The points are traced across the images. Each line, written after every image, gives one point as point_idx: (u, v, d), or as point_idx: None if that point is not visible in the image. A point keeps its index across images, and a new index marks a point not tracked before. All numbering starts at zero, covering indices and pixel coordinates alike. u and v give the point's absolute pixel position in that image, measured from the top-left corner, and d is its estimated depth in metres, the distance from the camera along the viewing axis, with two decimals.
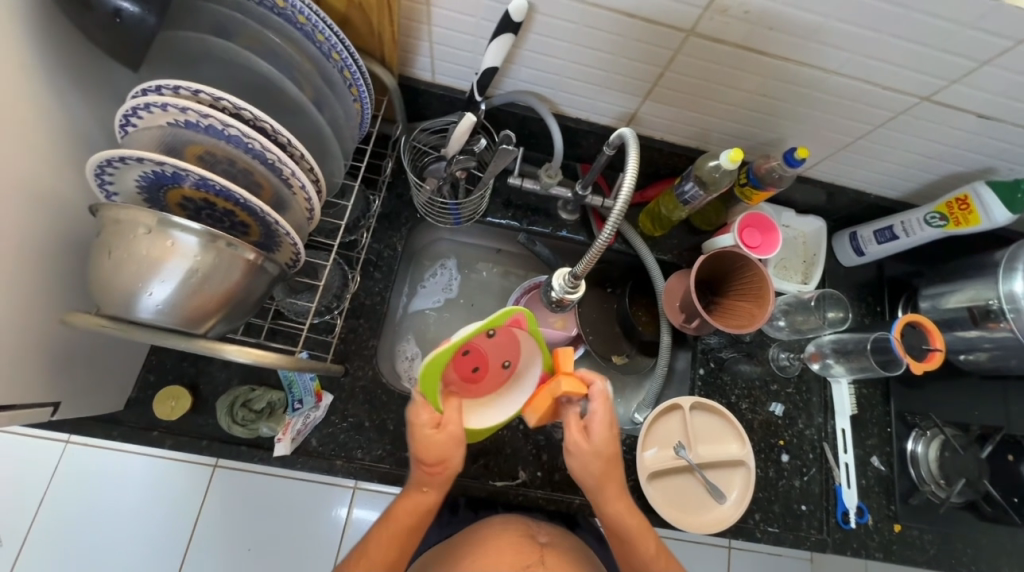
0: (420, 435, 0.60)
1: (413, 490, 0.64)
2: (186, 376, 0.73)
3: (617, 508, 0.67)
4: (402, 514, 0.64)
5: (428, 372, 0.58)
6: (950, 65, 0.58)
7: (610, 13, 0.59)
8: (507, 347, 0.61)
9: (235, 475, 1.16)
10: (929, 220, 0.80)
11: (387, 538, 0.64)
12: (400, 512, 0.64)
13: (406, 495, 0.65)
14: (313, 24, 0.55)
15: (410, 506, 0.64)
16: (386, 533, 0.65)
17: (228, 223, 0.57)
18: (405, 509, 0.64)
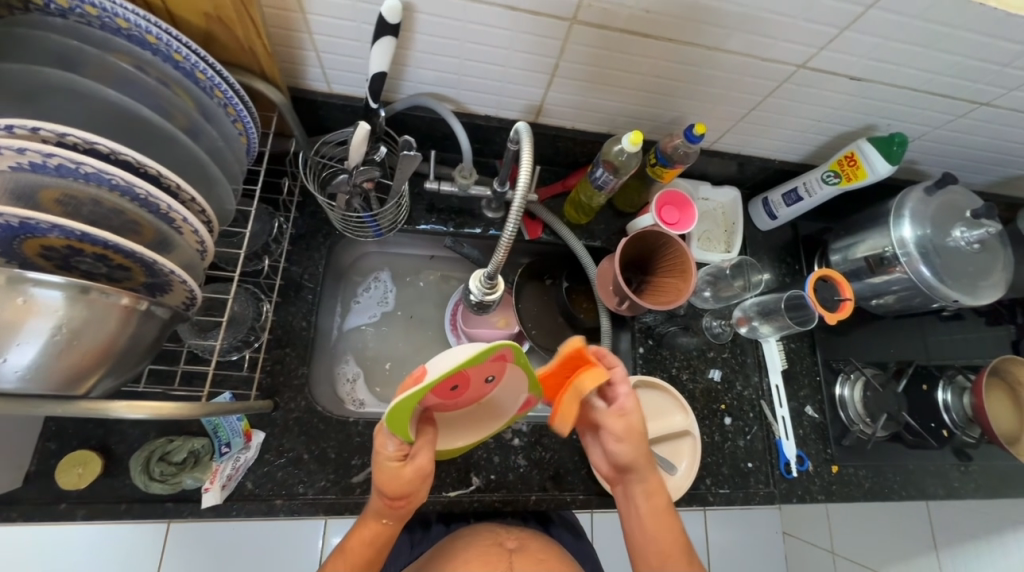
0: (383, 469, 0.57)
1: (370, 519, 0.63)
2: (94, 438, 0.67)
3: (653, 505, 0.67)
4: (360, 541, 0.62)
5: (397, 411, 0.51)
6: (816, 33, 0.62)
7: (491, 8, 0.59)
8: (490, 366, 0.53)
9: (191, 530, 1.09)
10: (826, 178, 0.85)
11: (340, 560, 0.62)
12: (355, 539, 0.63)
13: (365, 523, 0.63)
14: (166, 44, 0.50)
15: (366, 534, 0.62)
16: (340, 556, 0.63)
17: (105, 269, 0.52)
18: (361, 536, 0.62)
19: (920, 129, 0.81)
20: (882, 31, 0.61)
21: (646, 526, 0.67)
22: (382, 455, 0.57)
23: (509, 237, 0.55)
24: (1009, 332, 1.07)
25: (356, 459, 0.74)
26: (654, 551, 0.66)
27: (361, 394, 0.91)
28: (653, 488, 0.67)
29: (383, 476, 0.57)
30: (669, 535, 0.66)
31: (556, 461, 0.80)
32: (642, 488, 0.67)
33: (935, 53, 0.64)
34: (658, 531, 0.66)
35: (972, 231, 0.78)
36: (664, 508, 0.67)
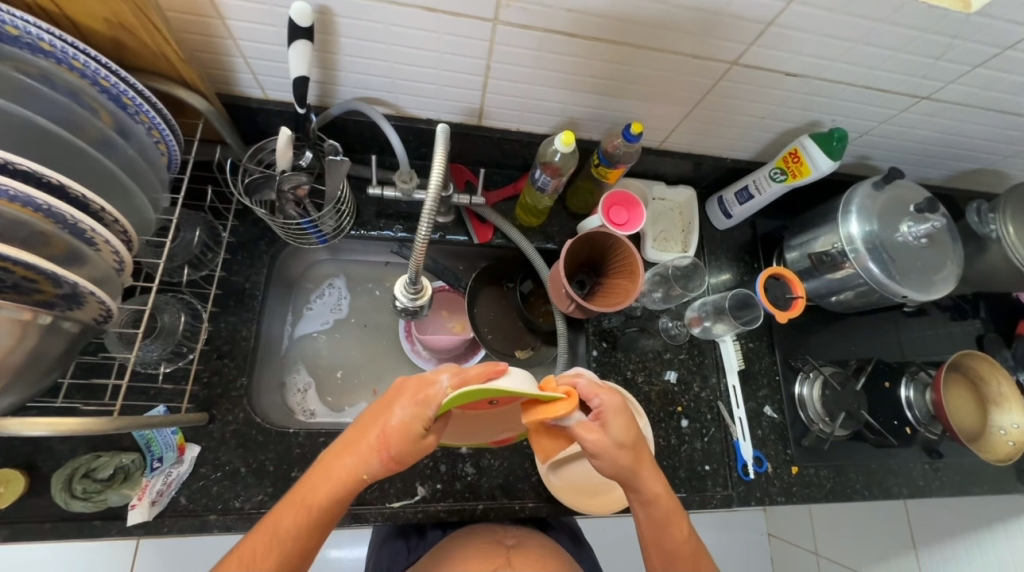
0: (408, 417, 0.52)
1: (343, 462, 0.54)
2: (20, 455, 0.65)
3: (663, 504, 0.63)
4: (323, 488, 0.54)
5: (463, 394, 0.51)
6: (742, 30, 0.61)
7: (410, 10, 0.58)
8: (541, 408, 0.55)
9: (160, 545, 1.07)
10: (773, 176, 0.84)
11: (291, 507, 0.54)
12: (320, 483, 0.54)
13: (339, 467, 0.54)
14: (62, 51, 0.49)
15: (332, 481, 0.54)
16: (292, 499, 0.54)
17: (5, 282, 0.47)
18: (325, 480, 0.54)
19: (865, 124, 0.80)
20: (807, 26, 0.60)
21: (658, 527, 0.63)
22: (415, 407, 0.53)
23: (423, 238, 0.54)
24: (975, 326, 1.06)
25: (296, 472, 0.72)
26: (668, 545, 0.63)
27: (311, 404, 0.89)
28: (661, 485, 0.63)
29: (402, 425, 0.52)
30: (680, 524, 0.64)
31: (505, 468, 0.79)
32: (652, 491, 0.62)
33: (865, 47, 0.64)
34: (672, 527, 0.63)
35: (920, 225, 0.78)
36: (671, 499, 0.64)
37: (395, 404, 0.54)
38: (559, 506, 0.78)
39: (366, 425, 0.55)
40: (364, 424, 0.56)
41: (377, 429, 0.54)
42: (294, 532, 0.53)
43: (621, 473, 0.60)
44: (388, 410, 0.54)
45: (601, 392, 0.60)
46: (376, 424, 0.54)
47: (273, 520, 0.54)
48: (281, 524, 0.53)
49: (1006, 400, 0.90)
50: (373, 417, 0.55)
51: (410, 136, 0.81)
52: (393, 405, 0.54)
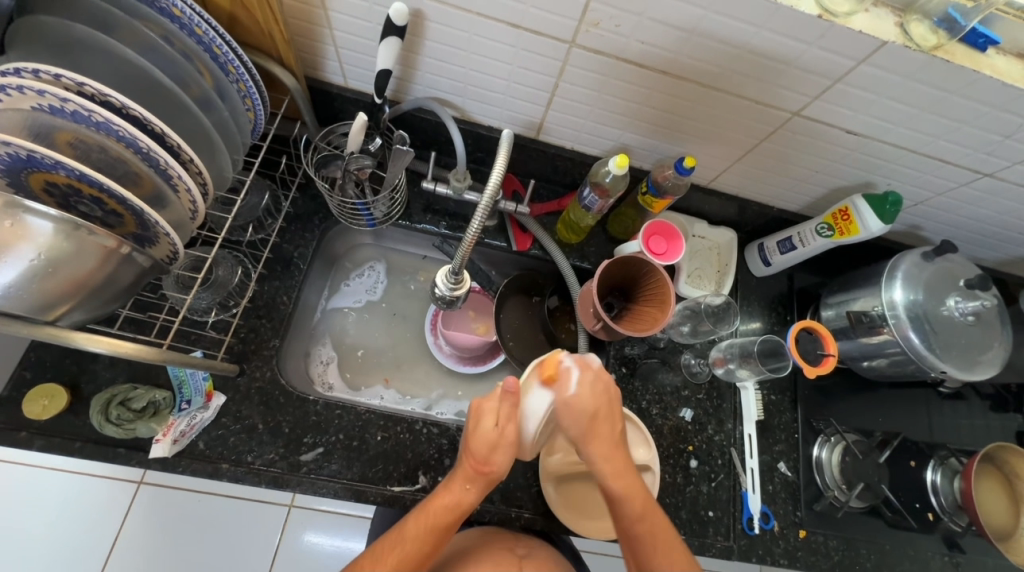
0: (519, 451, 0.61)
1: (460, 494, 0.61)
2: (68, 374, 0.70)
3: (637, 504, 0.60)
4: (453, 511, 0.60)
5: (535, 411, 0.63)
6: (810, 83, 0.62)
7: (496, 23, 0.62)
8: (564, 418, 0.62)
9: (160, 496, 1.02)
10: (820, 230, 0.84)
11: (429, 535, 0.59)
12: (451, 501, 0.61)
13: (462, 500, 0.61)
14: (189, 18, 0.55)
15: (461, 509, 0.61)
16: (429, 518, 0.60)
17: (100, 213, 0.56)
18: (455, 510, 0.60)
19: (921, 193, 0.80)
20: (875, 88, 0.61)
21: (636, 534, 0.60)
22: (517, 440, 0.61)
23: (473, 230, 0.58)
24: (1015, 421, 1.01)
25: (308, 438, 0.74)
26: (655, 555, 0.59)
27: (330, 377, 0.92)
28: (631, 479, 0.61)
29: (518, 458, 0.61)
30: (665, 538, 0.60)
31: (507, 475, 0.78)
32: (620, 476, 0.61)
33: (932, 117, 0.64)
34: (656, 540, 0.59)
35: (967, 302, 0.76)
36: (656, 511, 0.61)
37: (510, 442, 0.60)
38: (555, 523, 0.77)
39: (478, 471, 0.61)
40: (474, 468, 0.61)
41: (498, 469, 0.60)
42: (429, 554, 0.59)
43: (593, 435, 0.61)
44: (498, 455, 0.60)
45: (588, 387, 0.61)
46: (495, 461, 0.60)
47: (408, 545, 0.58)
48: (419, 553, 0.58)
49: None
50: (485, 457, 0.60)
51: (470, 140, 0.85)
52: (499, 447, 0.60)
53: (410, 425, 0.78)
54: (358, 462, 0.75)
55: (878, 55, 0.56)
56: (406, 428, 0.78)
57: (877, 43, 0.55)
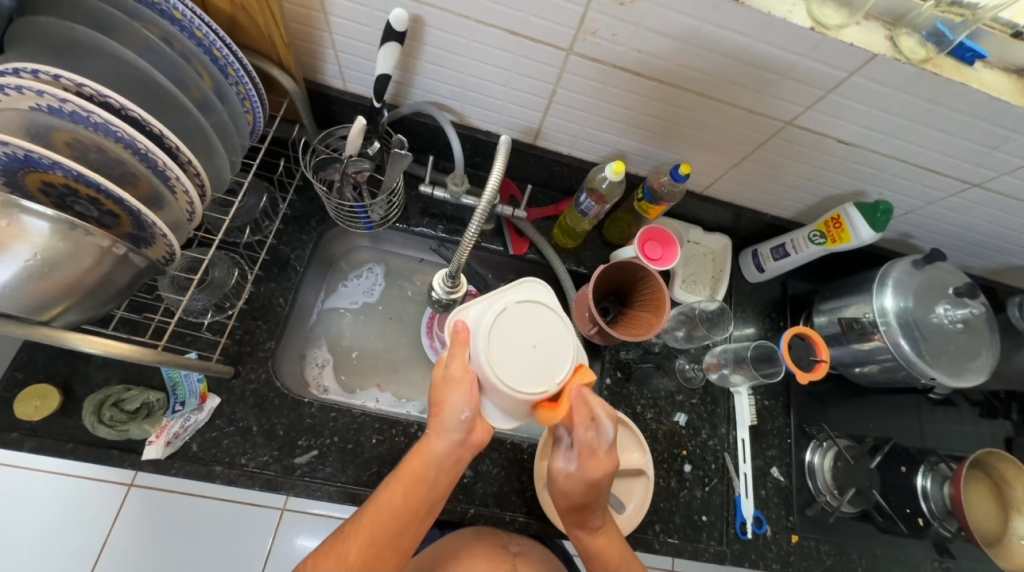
0: (473, 380, 0.56)
1: (424, 442, 0.58)
2: (60, 375, 0.70)
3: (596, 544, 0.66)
4: (421, 465, 0.58)
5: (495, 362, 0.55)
6: (803, 93, 0.63)
7: (494, 30, 0.63)
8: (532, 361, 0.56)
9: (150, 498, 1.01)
10: (813, 238, 0.85)
11: (402, 492, 0.57)
12: (420, 457, 0.58)
13: (431, 454, 0.58)
14: (190, 20, 0.56)
15: (428, 459, 0.58)
16: (396, 479, 0.58)
17: (96, 213, 0.56)
18: (421, 460, 0.58)
19: (912, 202, 0.81)
20: (866, 99, 0.62)
21: (590, 558, 0.65)
22: (472, 380, 0.56)
23: (471, 235, 0.58)
24: (1005, 427, 1.03)
25: (302, 441, 0.74)
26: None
27: (325, 380, 0.92)
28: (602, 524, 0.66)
29: (473, 396, 0.56)
30: (616, 558, 0.65)
31: (502, 478, 0.79)
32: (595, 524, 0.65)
33: (923, 128, 0.65)
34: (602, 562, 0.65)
35: (957, 310, 0.77)
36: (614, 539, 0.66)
37: (461, 375, 0.57)
38: (549, 527, 0.77)
39: (437, 416, 0.58)
40: (433, 416, 0.58)
41: (452, 409, 0.56)
42: (400, 510, 0.57)
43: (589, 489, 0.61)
44: (449, 392, 0.57)
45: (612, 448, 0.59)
46: (447, 402, 0.56)
47: (381, 505, 0.57)
48: (395, 511, 0.57)
49: None
50: (439, 398, 0.57)
51: (467, 144, 0.85)
52: (449, 385, 0.57)
53: (405, 428, 0.78)
54: (353, 465, 0.74)
55: (869, 68, 0.58)
56: (401, 430, 0.78)
57: (867, 56, 0.56)
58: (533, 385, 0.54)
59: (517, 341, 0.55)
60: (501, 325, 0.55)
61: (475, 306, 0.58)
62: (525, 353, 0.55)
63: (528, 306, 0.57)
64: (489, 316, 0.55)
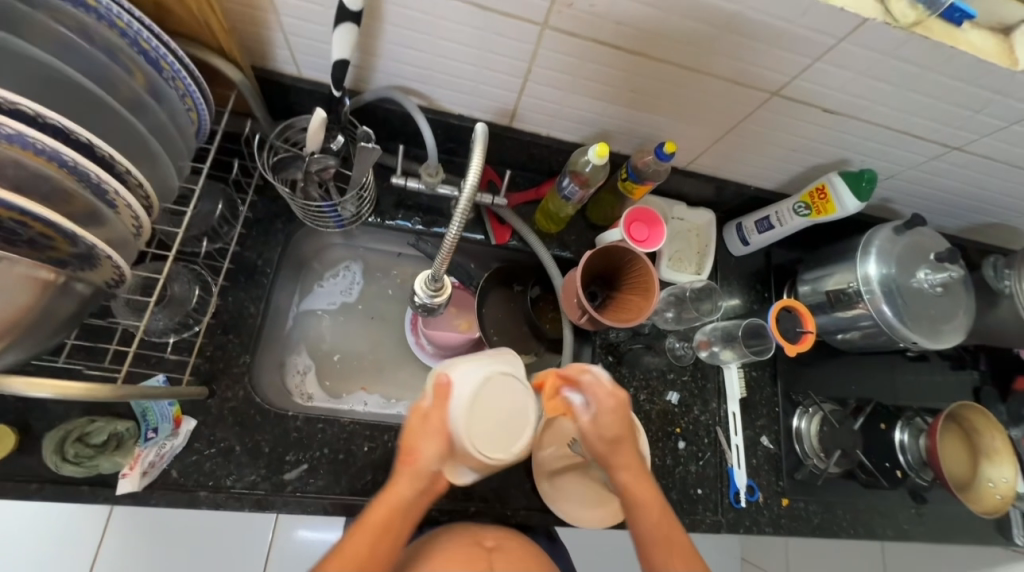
0: (449, 438, 0.55)
1: (392, 491, 0.56)
2: (14, 411, 0.64)
3: (630, 489, 0.62)
4: (389, 514, 0.55)
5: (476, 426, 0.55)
6: (790, 63, 0.61)
7: (461, 5, 0.57)
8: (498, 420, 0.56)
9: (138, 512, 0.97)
10: (797, 210, 0.84)
11: (368, 544, 0.54)
12: (387, 506, 0.55)
13: (397, 502, 0.55)
14: (107, 9, 0.50)
15: (399, 511, 0.55)
16: (364, 532, 0.55)
17: (21, 237, 0.46)
18: (393, 511, 0.55)
19: (893, 167, 0.81)
20: (855, 66, 0.60)
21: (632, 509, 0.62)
22: (446, 436, 0.55)
23: (452, 235, 0.55)
24: (972, 377, 1.08)
25: (291, 456, 0.71)
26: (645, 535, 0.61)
27: (309, 387, 0.88)
28: (632, 467, 0.63)
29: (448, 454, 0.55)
30: (655, 510, 0.62)
31: (500, 473, 0.78)
32: (623, 464, 0.62)
33: (909, 94, 0.64)
34: (643, 523, 0.61)
35: (936, 274, 0.79)
36: (646, 486, 0.63)
37: (438, 430, 0.55)
38: (550, 516, 0.78)
39: (404, 464, 0.56)
40: (400, 463, 0.56)
41: (424, 459, 0.55)
42: (374, 565, 0.54)
43: (619, 429, 0.61)
44: (422, 442, 0.55)
45: (610, 392, 0.61)
46: (420, 451, 0.55)
47: (346, 561, 0.53)
48: (365, 563, 0.53)
49: (998, 454, 0.91)
50: (410, 445, 0.56)
51: (439, 129, 0.80)
52: (422, 435, 0.55)
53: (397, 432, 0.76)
54: (347, 475, 0.72)
55: (860, 33, 0.55)
56: (393, 435, 0.75)
57: (857, 21, 0.53)
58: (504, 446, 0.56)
59: (495, 412, 0.56)
60: (485, 390, 0.56)
61: (460, 363, 0.58)
62: (502, 420, 0.56)
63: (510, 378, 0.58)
64: (478, 380, 0.56)
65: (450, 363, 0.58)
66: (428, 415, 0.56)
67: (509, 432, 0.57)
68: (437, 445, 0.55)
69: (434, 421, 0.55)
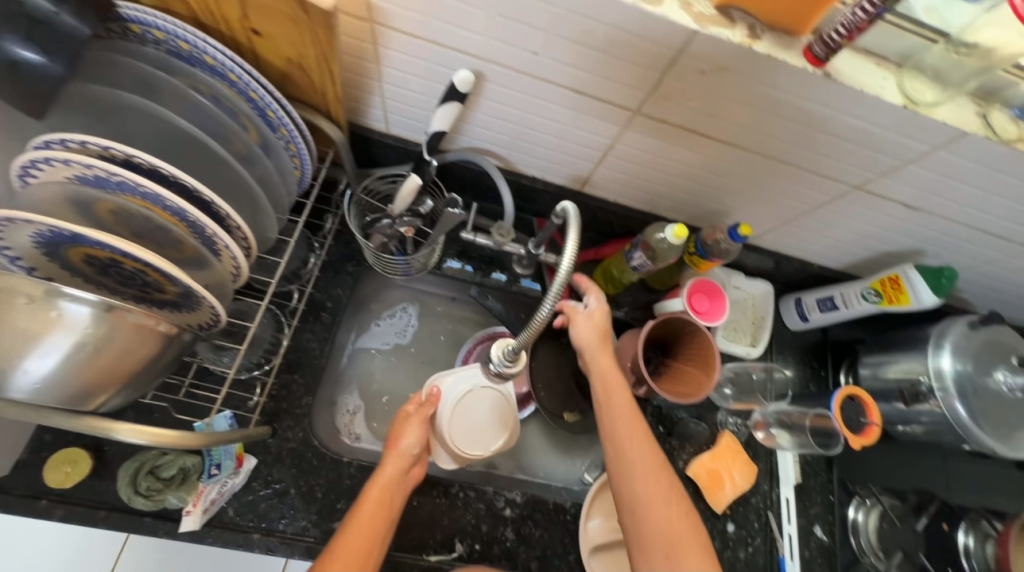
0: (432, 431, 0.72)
1: (384, 473, 0.65)
2: (90, 436, 0.66)
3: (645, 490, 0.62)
4: (383, 491, 0.63)
5: (457, 428, 0.72)
6: (878, 162, 0.61)
7: (559, 89, 0.60)
8: (473, 422, 0.73)
9: None
10: (866, 295, 0.82)
11: (371, 516, 0.60)
12: (380, 485, 0.64)
13: (385, 482, 0.64)
14: (245, 82, 0.53)
15: (390, 490, 0.64)
16: (366, 510, 0.61)
17: (138, 282, 0.52)
18: (385, 492, 0.63)
19: (970, 261, 0.79)
20: (947, 171, 0.59)
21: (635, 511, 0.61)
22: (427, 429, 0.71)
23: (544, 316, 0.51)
24: None
25: (341, 504, 0.71)
26: (666, 529, 0.59)
27: (357, 428, 0.88)
28: (642, 463, 0.63)
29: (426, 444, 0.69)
30: (667, 506, 0.61)
31: (544, 539, 0.77)
32: (630, 451, 0.64)
33: (999, 199, 0.63)
34: (645, 491, 0.61)
35: (1016, 378, 0.76)
36: (651, 462, 0.63)
37: (419, 423, 0.70)
38: None
39: (390, 451, 0.67)
40: (386, 450, 0.67)
41: (407, 444, 0.68)
42: (376, 541, 0.59)
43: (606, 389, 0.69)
44: (407, 429, 0.69)
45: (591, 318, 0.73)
46: (406, 435, 0.68)
47: (354, 535, 0.58)
48: (371, 524, 0.60)
49: None
50: (397, 433, 0.69)
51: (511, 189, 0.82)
52: (407, 424, 0.69)
53: (446, 489, 0.76)
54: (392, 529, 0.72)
55: (958, 143, 0.55)
56: (442, 491, 0.76)
57: (956, 133, 0.53)
58: (475, 442, 0.73)
59: (468, 417, 0.73)
60: (465, 401, 0.73)
61: (450, 374, 0.75)
62: (479, 422, 0.74)
63: (485, 392, 0.74)
64: (461, 391, 0.73)
65: (441, 374, 0.75)
66: (410, 412, 0.71)
67: (480, 435, 0.74)
68: (416, 432, 0.69)
69: (416, 417, 0.70)
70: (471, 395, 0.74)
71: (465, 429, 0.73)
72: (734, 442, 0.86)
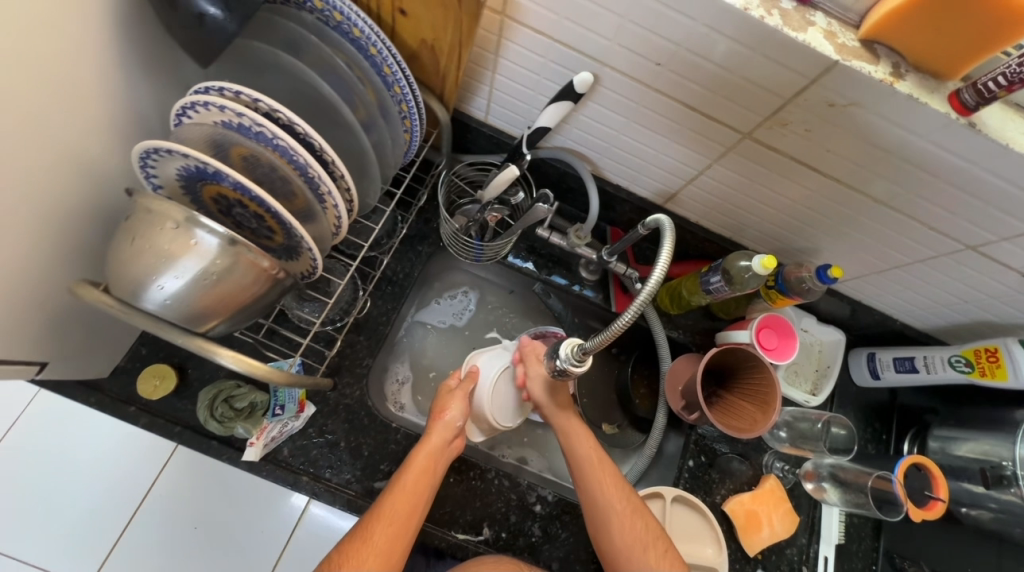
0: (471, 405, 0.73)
1: (429, 442, 0.66)
2: (177, 357, 0.72)
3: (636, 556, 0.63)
4: (428, 458, 0.65)
5: (494, 403, 0.76)
6: (1001, 223, 0.58)
7: (673, 103, 0.60)
8: (509, 400, 0.77)
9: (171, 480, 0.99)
10: (954, 362, 0.77)
11: (414, 483, 0.62)
12: (424, 454, 0.65)
13: (430, 449, 0.66)
14: (383, 58, 0.55)
15: (435, 461, 0.65)
16: (411, 480, 0.62)
17: (254, 225, 0.57)
18: (429, 464, 0.65)
19: None
20: None
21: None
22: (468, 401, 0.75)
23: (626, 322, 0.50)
24: None
25: (385, 466, 0.74)
26: None
27: (403, 398, 0.90)
28: (620, 527, 0.64)
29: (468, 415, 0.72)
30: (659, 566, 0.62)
31: (569, 541, 0.77)
32: (608, 516, 0.65)
33: None
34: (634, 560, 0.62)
35: None
36: (634, 516, 0.65)
37: (463, 397, 0.72)
38: None
39: (434, 421, 0.69)
40: (430, 421, 0.69)
41: (451, 416, 0.69)
42: (416, 510, 0.61)
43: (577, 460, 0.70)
44: (451, 402, 0.71)
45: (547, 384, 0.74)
46: (450, 407, 0.70)
47: (395, 501, 0.60)
48: (413, 493, 0.62)
49: None
50: (442, 404, 0.71)
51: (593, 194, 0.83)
52: (453, 396, 0.72)
53: (482, 472, 0.78)
54: None
55: None
56: (478, 474, 0.78)
57: None
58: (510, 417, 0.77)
59: (505, 394, 0.77)
60: (502, 379, 0.77)
61: (486, 353, 0.79)
62: (513, 399, 0.78)
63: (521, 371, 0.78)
64: (498, 370, 0.77)
65: (477, 352, 0.79)
66: (450, 387, 0.73)
67: (515, 411, 0.78)
68: (460, 405, 0.71)
69: (457, 391, 0.72)
70: (507, 374, 0.77)
71: (501, 405, 0.76)
72: (778, 488, 0.83)
